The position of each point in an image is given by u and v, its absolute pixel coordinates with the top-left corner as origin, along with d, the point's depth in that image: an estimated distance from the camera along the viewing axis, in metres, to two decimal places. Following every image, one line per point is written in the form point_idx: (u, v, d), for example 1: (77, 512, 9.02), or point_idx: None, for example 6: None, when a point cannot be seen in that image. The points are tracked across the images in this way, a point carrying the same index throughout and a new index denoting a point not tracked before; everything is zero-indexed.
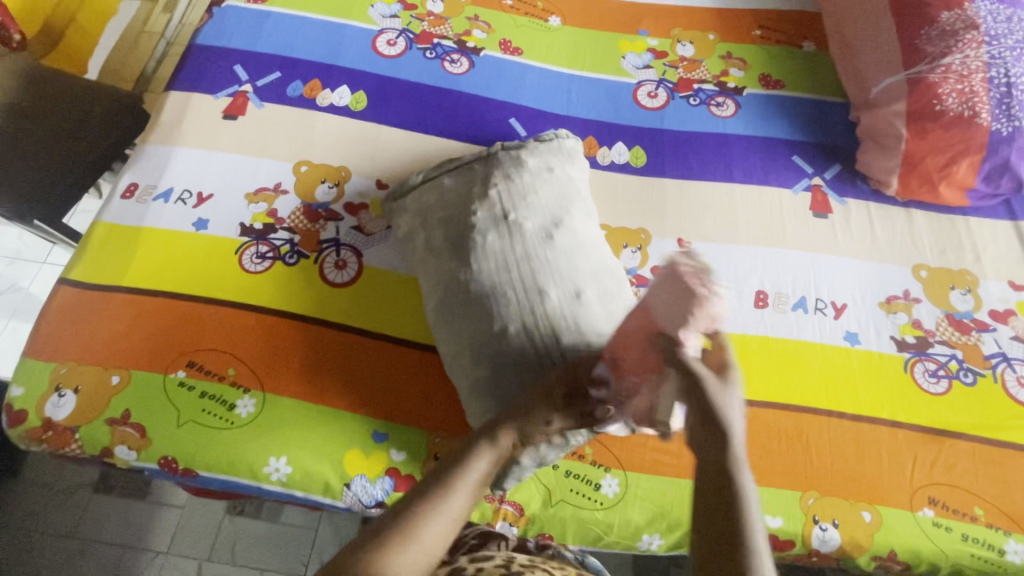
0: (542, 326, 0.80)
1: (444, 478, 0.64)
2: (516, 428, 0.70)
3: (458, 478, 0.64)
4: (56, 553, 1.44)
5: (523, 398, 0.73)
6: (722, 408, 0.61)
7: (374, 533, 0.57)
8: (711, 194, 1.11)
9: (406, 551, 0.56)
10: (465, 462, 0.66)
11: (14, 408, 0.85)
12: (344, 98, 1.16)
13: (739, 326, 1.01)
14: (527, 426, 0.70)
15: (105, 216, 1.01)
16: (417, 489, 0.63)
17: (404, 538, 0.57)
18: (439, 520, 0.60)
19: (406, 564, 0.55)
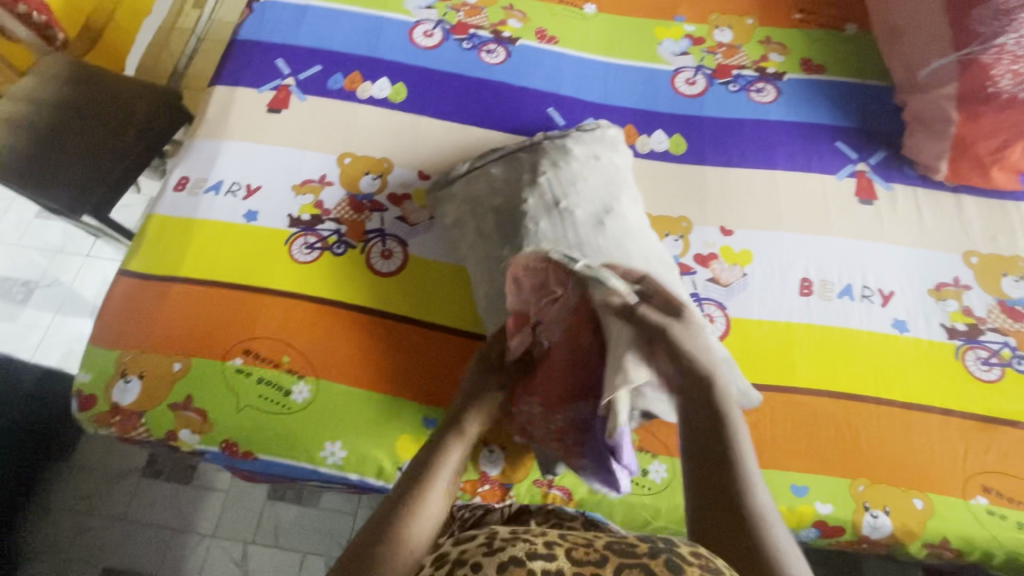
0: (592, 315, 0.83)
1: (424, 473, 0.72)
2: (478, 418, 0.82)
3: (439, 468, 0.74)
4: (110, 534, 1.51)
5: (473, 387, 0.85)
6: (727, 414, 0.65)
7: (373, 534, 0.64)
8: (754, 181, 1.10)
9: (404, 542, 0.63)
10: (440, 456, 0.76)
11: (84, 393, 0.89)
12: (384, 90, 1.17)
13: (785, 314, 1.00)
14: (487, 411, 0.83)
15: (158, 208, 1.04)
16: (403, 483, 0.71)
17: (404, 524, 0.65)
18: (427, 511, 0.68)
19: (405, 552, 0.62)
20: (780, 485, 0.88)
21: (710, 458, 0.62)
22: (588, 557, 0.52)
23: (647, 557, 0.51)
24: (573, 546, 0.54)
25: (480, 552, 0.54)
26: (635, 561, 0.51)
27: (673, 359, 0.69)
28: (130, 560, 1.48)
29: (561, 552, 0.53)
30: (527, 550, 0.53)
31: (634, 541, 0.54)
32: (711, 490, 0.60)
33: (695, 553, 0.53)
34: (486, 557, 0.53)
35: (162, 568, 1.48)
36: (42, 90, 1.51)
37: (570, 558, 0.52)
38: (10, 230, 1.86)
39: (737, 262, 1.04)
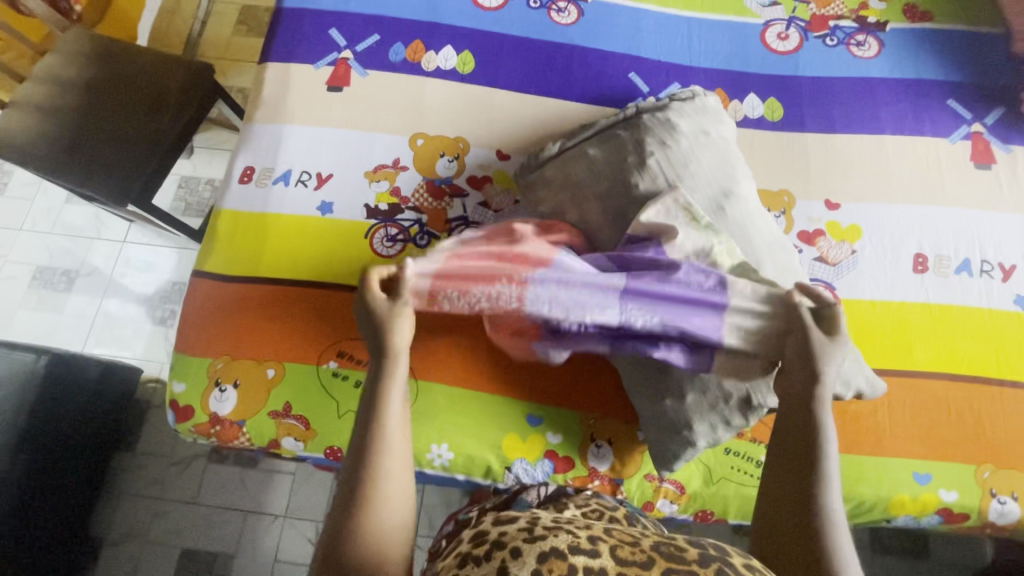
0: None
1: (370, 430, 0.64)
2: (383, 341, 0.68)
3: (383, 415, 0.65)
4: (185, 518, 1.53)
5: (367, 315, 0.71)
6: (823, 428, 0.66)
7: (339, 515, 0.60)
8: (859, 149, 1.02)
9: (372, 503, 0.60)
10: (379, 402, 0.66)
11: (180, 405, 0.86)
12: (450, 60, 1.07)
13: (899, 292, 0.94)
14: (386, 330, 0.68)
15: (226, 203, 0.97)
16: (354, 450, 0.64)
17: (371, 496, 0.61)
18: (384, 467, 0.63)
19: (379, 511, 0.60)
20: (902, 474, 0.85)
21: (796, 454, 0.66)
22: (636, 558, 0.47)
23: (699, 565, 0.47)
24: (618, 544, 0.49)
25: (521, 537, 0.48)
26: (685, 567, 0.46)
27: (799, 369, 0.68)
28: (208, 542, 1.52)
29: (606, 549, 0.48)
30: (571, 542, 0.48)
31: (684, 542, 0.50)
32: (788, 476, 0.66)
33: (748, 564, 0.50)
34: (527, 543, 0.48)
35: (240, 549, 1.51)
36: (67, 70, 1.41)
37: (614, 557, 0.47)
38: (42, 218, 1.80)
39: (845, 238, 0.97)
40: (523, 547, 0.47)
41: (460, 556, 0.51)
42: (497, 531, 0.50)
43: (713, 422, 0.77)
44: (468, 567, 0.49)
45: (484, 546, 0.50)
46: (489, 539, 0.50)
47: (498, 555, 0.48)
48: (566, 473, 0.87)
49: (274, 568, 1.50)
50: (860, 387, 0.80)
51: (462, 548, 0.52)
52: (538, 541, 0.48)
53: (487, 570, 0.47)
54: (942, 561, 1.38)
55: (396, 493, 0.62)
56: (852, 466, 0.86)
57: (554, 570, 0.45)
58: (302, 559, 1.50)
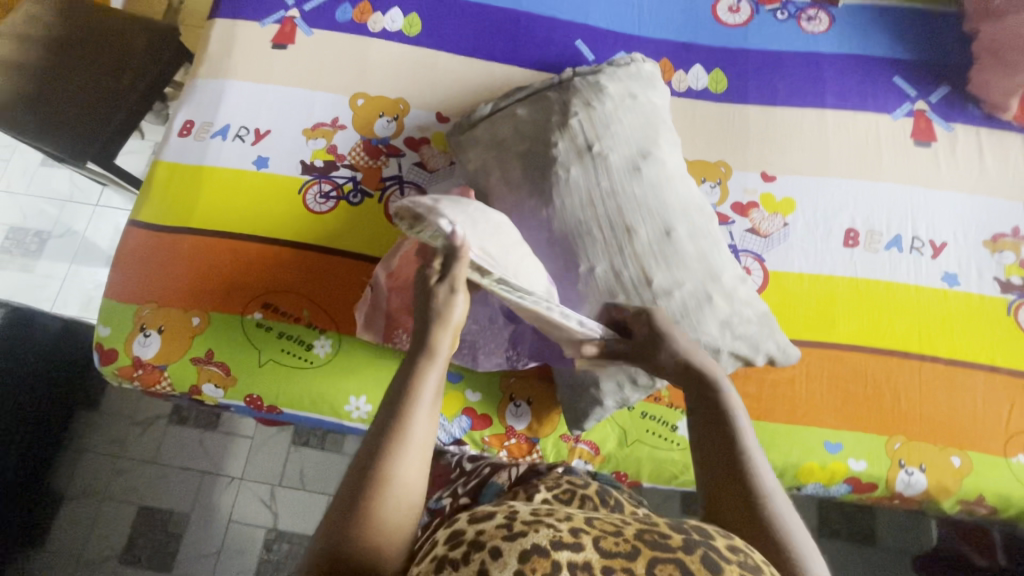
0: (630, 265, 0.76)
1: (393, 417, 0.58)
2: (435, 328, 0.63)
3: (409, 411, 0.58)
4: (144, 476, 1.55)
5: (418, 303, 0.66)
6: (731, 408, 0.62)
7: (343, 511, 0.53)
8: (800, 123, 1.02)
9: (385, 500, 0.53)
10: (411, 390, 0.60)
11: (105, 348, 0.88)
12: (397, 22, 1.07)
13: (827, 265, 0.94)
14: (445, 316, 0.63)
15: (164, 155, 0.98)
16: (370, 439, 0.57)
17: (377, 495, 0.53)
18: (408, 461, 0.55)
19: (390, 511, 0.53)
20: (813, 442, 0.86)
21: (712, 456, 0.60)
22: (620, 549, 0.42)
23: (683, 551, 0.42)
24: (602, 535, 0.43)
25: (499, 536, 0.42)
26: (671, 555, 0.41)
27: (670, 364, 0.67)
28: (165, 500, 1.53)
29: (590, 541, 0.42)
30: (553, 536, 0.42)
31: (667, 527, 0.45)
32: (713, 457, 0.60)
33: (732, 546, 0.46)
34: (506, 542, 0.41)
35: (196, 509, 1.53)
36: (32, 28, 1.42)
37: (599, 549, 0.42)
38: (17, 178, 1.82)
39: (779, 210, 0.97)
40: (503, 547, 0.41)
41: (437, 559, 0.43)
42: (474, 530, 0.44)
43: (620, 381, 0.78)
44: (444, 573, 0.42)
45: (462, 548, 0.43)
46: (467, 540, 0.43)
47: (477, 557, 0.41)
48: (483, 430, 0.89)
49: (228, 529, 1.51)
50: (771, 352, 0.80)
51: (436, 552, 0.45)
52: (518, 539, 0.41)
53: (465, 575, 0.40)
54: (889, 547, 1.35)
55: (402, 501, 0.54)
56: (763, 432, 0.86)
57: (537, 569, 0.39)
58: (256, 520, 1.52)
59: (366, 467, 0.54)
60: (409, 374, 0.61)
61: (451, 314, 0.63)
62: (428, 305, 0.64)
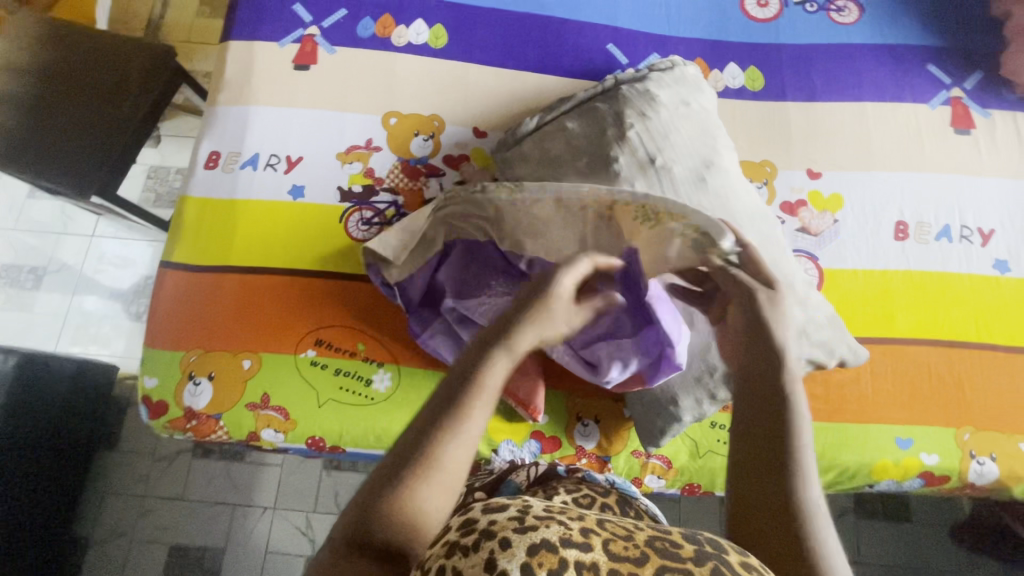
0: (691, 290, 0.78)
1: (455, 402, 0.52)
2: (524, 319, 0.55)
3: (471, 400, 0.52)
4: (171, 515, 1.48)
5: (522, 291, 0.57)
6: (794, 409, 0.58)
7: (381, 485, 0.50)
8: (841, 117, 1.01)
9: (429, 481, 0.50)
10: (476, 375, 0.53)
11: (153, 400, 0.84)
12: (422, 34, 1.03)
13: (881, 260, 0.94)
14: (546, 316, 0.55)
15: (192, 190, 0.93)
16: (425, 417, 0.52)
17: (420, 479, 0.49)
18: (460, 447, 0.51)
19: (431, 495, 0.49)
20: (884, 440, 0.86)
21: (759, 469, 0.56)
22: (628, 554, 0.43)
23: (694, 562, 0.43)
24: (612, 538, 0.45)
25: (509, 527, 0.43)
26: (678, 565, 0.42)
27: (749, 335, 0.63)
28: (197, 537, 1.47)
29: (597, 543, 0.44)
30: (561, 534, 0.43)
31: (679, 537, 0.46)
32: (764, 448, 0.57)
33: (744, 562, 0.45)
34: (517, 534, 0.43)
35: (230, 543, 1.47)
36: (17, 57, 1.34)
37: (606, 552, 0.43)
38: (4, 214, 1.71)
39: (827, 208, 0.97)
40: (513, 539, 0.42)
41: (449, 544, 0.44)
42: (487, 520, 0.45)
43: (699, 396, 0.77)
44: (455, 558, 0.42)
45: (473, 535, 0.44)
46: (478, 528, 0.44)
47: (487, 545, 0.42)
48: (553, 453, 0.87)
49: (267, 562, 1.46)
50: (843, 355, 0.81)
51: (446, 538, 0.45)
52: (529, 533, 0.43)
53: (477, 560, 0.41)
54: (927, 523, 1.35)
55: (445, 487, 0.50)
56: (836, 433, 0.86)
57: (544, 564, 0.41)
58: (295, 551, 1.47)
59: (418, 441, 0.51)
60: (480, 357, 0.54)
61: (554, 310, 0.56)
62: (532, 292, 0.56)
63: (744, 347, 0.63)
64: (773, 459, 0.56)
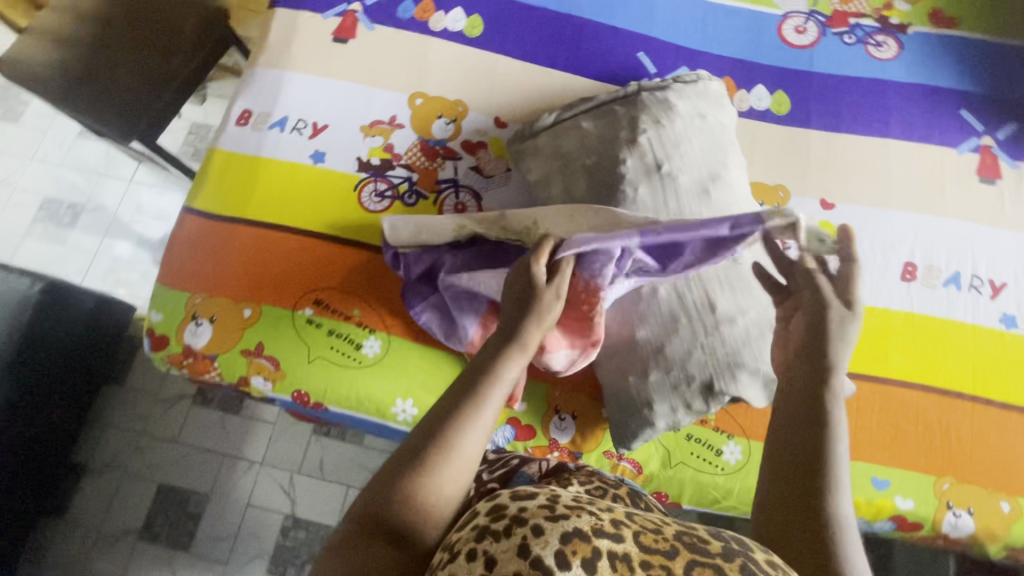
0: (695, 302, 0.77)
1: (471, 390, 0.57)
2: (534, 322, 0.61)
3: (485, 393, 0.57)
4: (164, 454, 1.54)
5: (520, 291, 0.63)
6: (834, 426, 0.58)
7: (405, 464, 0.53)
8: (864, 151, 1.00)
9: (448, 464, 0.53)
10: (489, 365, 0.59)
11: (157, 333, 0.88)
12: (459, 22, 1.06)
13: (884, 299, 0.93)
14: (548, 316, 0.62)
15: (221, 143, 0.98)
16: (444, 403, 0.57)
17: (440, 459, 0.53)
18: (474, 433, 0.55)
19: (448, 476, 0.53)
20: (861, 478, 0.85)
21: (793, 474, 0.56)
22: (659, 546, 0.43)
23: (722, 558, 0.43)
24: (642, 531, 0.45)
25: (541, 515, 0.44)
26: (709, 560, 0.42)
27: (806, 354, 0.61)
28: (185, 479, 1.53)
29: (630, 534, 0.44)
30: (595, 523, 0.44)
31: (706, 535, 0.46)
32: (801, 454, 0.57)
33: (770, 561, 0.45)
34: (548, 521, 0.43)
35: (215, 490, 1.52)
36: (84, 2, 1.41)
37: (639, 544, 0.43)
38: (54, 150, 1.80)
39: None
40: (545, 525, 0.42)
41: (478, 529, 0.45)
42: (517, 506, 0.45)
43: (674, 404, 0.78)
44: (486, 542, 0.43)
45: (504, 521, 0.44)
46: (509, 514, 0.45)
47: (519, 531, 0.42)
48: (527, 441, 0.88)
49: (247, 513, 1.50)
50: None
51: (477, 522, 0.46)
52: (561, 520, 0.43)
53: (508, 546, 0.42)
54: None
55: (460, 471, 0.54)
56: None
57: (577, 552, 0.41)
58: (275, 507, 1.51)
59: (436, 427, 0.55)
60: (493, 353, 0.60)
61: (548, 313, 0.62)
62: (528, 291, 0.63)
63: (800, 360, 0.62)
64: (811, 470, 0.55)
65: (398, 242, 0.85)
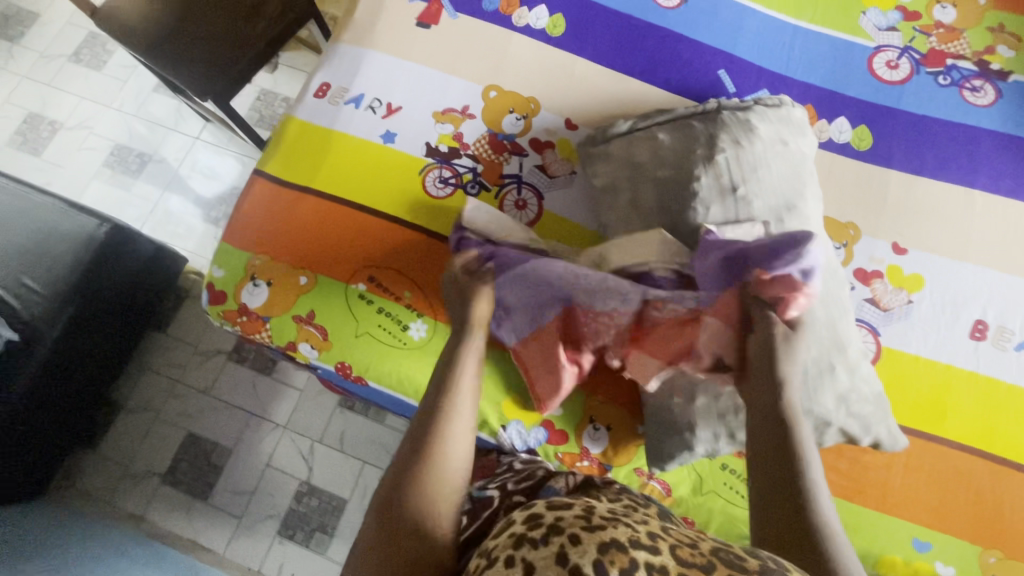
0: None
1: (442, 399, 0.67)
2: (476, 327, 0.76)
3: (454, 398, 0.67)
4: (195, 404, 1.60)
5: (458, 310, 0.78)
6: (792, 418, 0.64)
7: (399, 482, 0.59)
8: (945, 198, 0.96)
9: (437, 471, 0.60)
10: (451, 372, 0.70)
11: (216, 289, 0.91)
12: (542, 19, 1.06)
13: (947, 354, 0.89)
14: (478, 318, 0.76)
15: (297, 113, 1.01)
16: (420, 418, 0.65)
17: (428, 468, 0.60)
18: (454, 438, 0.63)
19: (440, 481, 0.59)
20: (900, 536, 0.82)
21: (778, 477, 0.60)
22: (697, 561, 0.43)
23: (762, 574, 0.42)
24: (678, 544, 0.45)
25: (578, 525, 0.44)
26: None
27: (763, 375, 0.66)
28: (212, 431, 1.57)
29: (666, 547, 0.43)
30: (631, 535, 0.43)
31: (743, 551, 0.45)
32: (772, 461, 0.61)
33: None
34: (586, 531, 0.43)
35: (238, 446, 1.56)
36: None
37: (676, 558, 0.43)
38: (129, 100, 1.88)
39: (904, 286, 0.92)
40: (583, 535, 0.43)
41: (515, 536, 0.45)
42: (554, 515, 0.45)
43: (717, 432, 0.76)
44: (525, 550, 0.43)
45: (541, 529, 0.45)
46: (546, 522, 0.45)
47: (557, 539, 0.43)
48: (558, 445, 0.88)
49: (265, 473, 1.54)
50: (879, 436, 0.77)
51: (515, 528, 0.46)
52: (597, 531, 0.43)
53: (547, 553, 0.42)
54: None
55: (451, 481, 0.60)
56: (850, 512, 0.83)
57: (615, 563, 0.41)
58: (292, 472, 1.54)
59: (418, 443, 0.62)
60: (450, 361, 0.72)
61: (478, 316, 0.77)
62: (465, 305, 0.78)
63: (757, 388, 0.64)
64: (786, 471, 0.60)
65: (472, 227, 0.87)
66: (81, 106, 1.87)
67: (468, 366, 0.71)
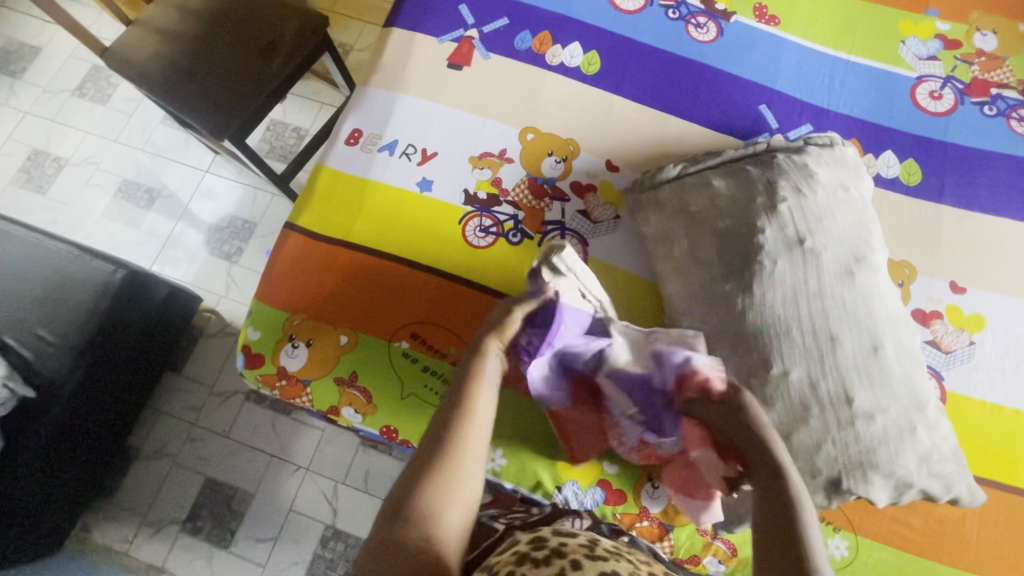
0: (832, 390, 0.70)
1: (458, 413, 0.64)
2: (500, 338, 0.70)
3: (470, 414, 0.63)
4: (214, 448, 1.54)
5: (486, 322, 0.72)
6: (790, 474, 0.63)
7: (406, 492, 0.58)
8: (999, 232, 0.94)
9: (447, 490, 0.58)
10: (470, 386, 0.66)
11: (252, 352, 0.87)
12: (576, 57, 1.04)
13: (1015, 397, 0.86)
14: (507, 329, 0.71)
15: (329, 161, 0.97)
16: (434, 431, 0.63)
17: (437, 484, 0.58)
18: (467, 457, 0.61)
19: (448, 499, 0.58)
20: None
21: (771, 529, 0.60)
22: None
23: None
24: None
25: (581, 553, 0.53)
26: None
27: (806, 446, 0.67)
28: (232, 476, 1.52)
29: None
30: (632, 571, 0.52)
31: None
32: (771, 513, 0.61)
33: None
34: (587, 559, 0.52)
35: (260, 490, 1.51)
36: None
37: None
38: (136, 133, 1.83)
39: (965, 326, 0.89)
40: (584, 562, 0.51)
41: (519, 554, 0.55)
42: (558, 541, 0.55)
43: None
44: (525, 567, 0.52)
45: (544, 551, 0.54)
46: (549, 546, 0.54)
47: (559, 562, 0.52)
48: (617, 506, 0.84)
49: (288, 518, 1.49)
50: (959, 493, 0.74)
51: (521, 547, 0.56)
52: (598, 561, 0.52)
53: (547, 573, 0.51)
54: None
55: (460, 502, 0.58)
56: (924, 568, 0.79)
57: None
58: (317, 516, 1.49)
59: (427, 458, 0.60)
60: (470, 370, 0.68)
61: (508, 326, 0.71)
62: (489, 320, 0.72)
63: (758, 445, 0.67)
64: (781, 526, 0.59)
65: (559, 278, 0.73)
66: (86, 141, 1.82)
67: (488, 382, 0.67)
